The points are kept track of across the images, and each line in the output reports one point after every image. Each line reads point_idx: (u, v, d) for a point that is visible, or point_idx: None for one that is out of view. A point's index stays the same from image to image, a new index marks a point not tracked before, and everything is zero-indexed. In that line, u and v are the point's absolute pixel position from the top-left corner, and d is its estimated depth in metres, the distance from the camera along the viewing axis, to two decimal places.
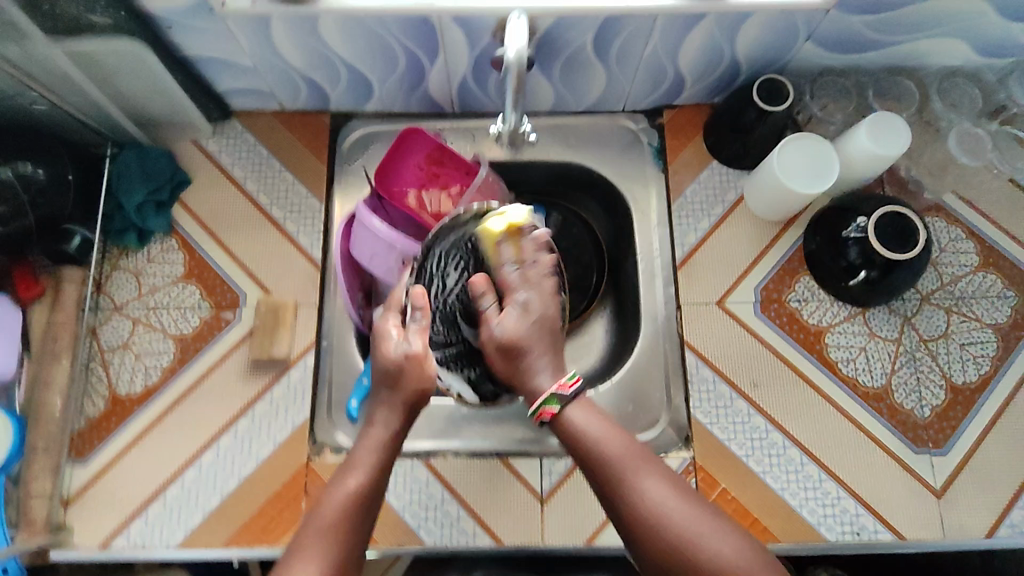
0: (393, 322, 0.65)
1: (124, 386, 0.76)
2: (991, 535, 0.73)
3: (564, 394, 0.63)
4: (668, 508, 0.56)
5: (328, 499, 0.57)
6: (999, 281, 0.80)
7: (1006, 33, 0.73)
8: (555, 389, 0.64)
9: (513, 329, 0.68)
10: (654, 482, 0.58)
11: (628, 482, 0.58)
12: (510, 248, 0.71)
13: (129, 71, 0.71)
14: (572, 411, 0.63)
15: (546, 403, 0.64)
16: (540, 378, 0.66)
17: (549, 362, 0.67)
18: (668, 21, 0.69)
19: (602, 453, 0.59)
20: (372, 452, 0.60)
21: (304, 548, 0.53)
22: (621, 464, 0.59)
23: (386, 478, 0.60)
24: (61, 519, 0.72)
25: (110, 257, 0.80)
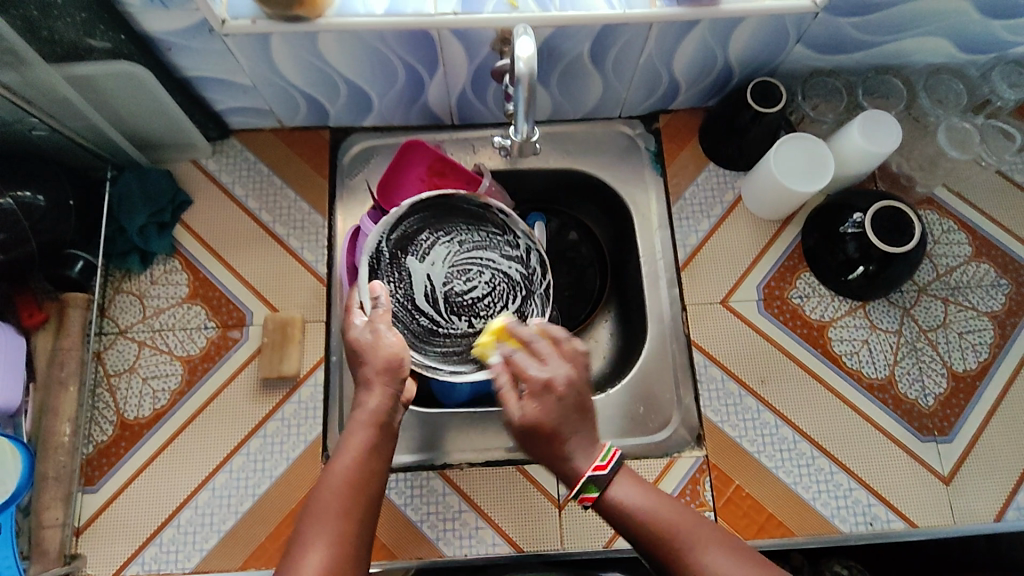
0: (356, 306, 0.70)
1: (132, 411, 0.76)
2: (999, 518, 0.74)
3: (600, 477, 0.58)
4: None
5: (326, 481, 0.56)
6: (992, 270, 0.82)
7: (987, 31, 0.75)
8: (591, 475, 0.58)
9: (534, 412, 0.59)
10: (717, 554, 0.53)
11: (690, 560, 0.53)
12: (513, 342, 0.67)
13: (129, 94, 0.71)
14: (614, 489, 0.58)
15: (583, 491, 0.58)
16: (574, 456, 0.59)
17: (581, 441, 0.60)
18: (663, 28, 0.70)
19: (657, 529, 0.55)
20: (363, 432, 0.59)
21: (309, 535, 0.52)
22: (680, 538, 0.55)
23: (381, 457, 0.59)
24: (74, 548, 0.71)
25: (112, 281, 0.79)
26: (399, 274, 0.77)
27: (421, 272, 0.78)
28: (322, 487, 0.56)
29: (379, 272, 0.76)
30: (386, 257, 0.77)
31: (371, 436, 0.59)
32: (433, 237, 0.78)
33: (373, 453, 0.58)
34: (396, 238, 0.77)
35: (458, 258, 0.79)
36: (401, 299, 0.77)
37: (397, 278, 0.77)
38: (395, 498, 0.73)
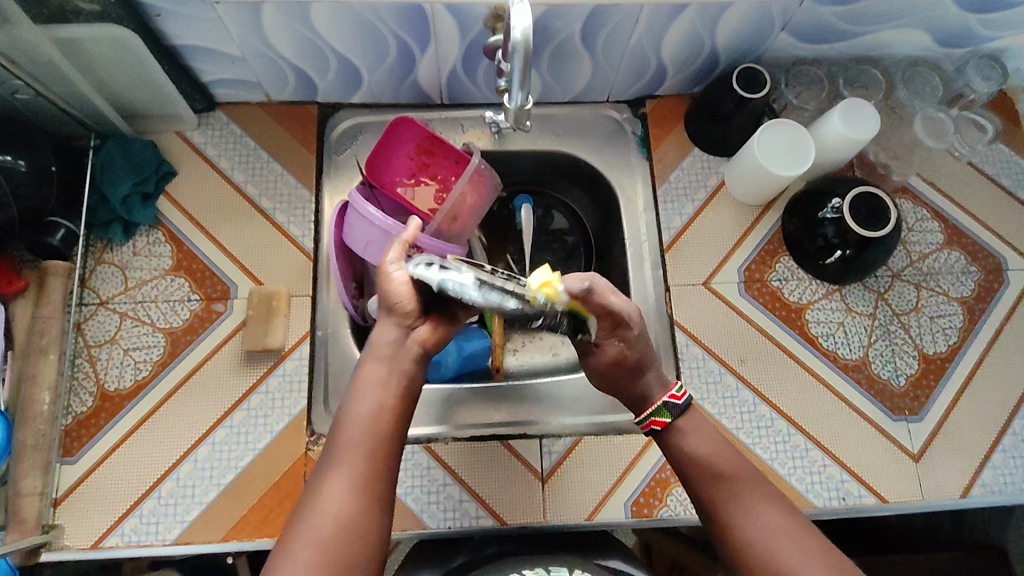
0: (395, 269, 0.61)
1: (113, 382, 0.75)
2: (965, 494, 0.77)
3: (676, 406, 0.62)
4: (780, 544, 0.54)
5: (348, 417, 0.57)
6: (962, 257, 0.85)
7: (963, 24, 0.78)
8: (666, 400, 0.63)
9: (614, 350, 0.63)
10: (766, 508, 0.57)
11: (739, 502, 0.57)
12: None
13: (116, 59, 0.70)
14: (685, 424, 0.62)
15: (655, 415, 0.63)
16: (643, 388, 0.64)
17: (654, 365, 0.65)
18: (653, 11, 0.71)
19: (720, 469, 0.59)
20: (375, 363, 0.59)
21: (329, 469, 0.54)
22: (739, 481, 0.59)
23: (397, 386, 0.59)
24: (52, 518, 0.70)
25: (93, 252, 0.78)
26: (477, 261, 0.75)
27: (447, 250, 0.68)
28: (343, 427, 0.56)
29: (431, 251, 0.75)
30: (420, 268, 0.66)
31: (383, 370, 0.59)
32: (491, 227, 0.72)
33: (386, 383, 0.58)
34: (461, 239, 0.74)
35: None
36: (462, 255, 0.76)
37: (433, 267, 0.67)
38: None
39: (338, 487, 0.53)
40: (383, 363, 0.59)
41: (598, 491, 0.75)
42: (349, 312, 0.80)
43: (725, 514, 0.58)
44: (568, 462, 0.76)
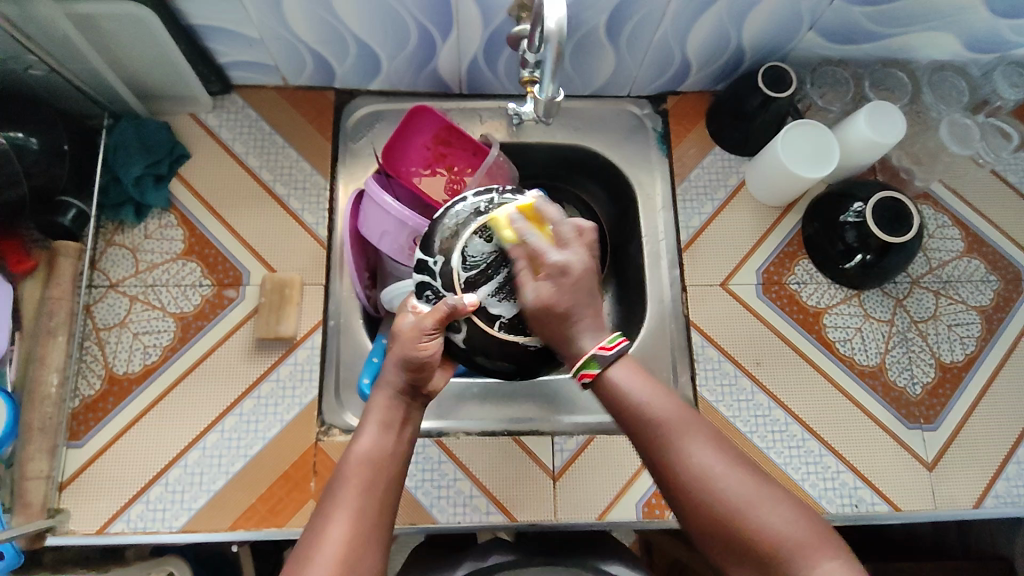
0: (423, 337, 0.59)
1: (122, 366, 0.74)
2: (978, 505, 0.77)
3: (604, 356, 0.59)
4: (723, 483, 0.52)
5: (350, 456, 0.56)
6: (982, 265, 0.84)
7: (993, 30, 0.77)
8: (594, 351, 0.59)
9: (545, 295, 0.60)
10: (701, 447, 0.54)
11: (675, 446, 0.54)
12: (535, 228, 0.63)
13: (133, 38, 0.69)
14: (614, 373, 0.59)
15: (585, 367, 0.59)
16: (576, 333, 0.60)
17: (591, 322, 0.60)
18: (681, 6, 0.70)
19: (650, 416, 0.56)
20: (377, 412, 0.59)
21: (335, 503, 0.52)
22: (671, 428, 0.55)
23: (400, 432, 0.59)
24: (57, 502, 0.69)
25: (104, 233, 0.77)
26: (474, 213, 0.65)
27: (452, 215, 0.66)
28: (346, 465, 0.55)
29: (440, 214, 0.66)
30: (432, 283, 0.64)
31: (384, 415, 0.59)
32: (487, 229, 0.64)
33: (392, 431, 0.58)
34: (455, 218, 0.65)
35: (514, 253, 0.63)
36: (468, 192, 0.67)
37: (441, 263, 0.64)
38: None
39: (346, 524, 0.51)
40: (392, 410, 0.59)
41: (609, 491, 0.74)
42: (361, 301, 0.80)
43: (664, 466, 0.55)
44: (580, 461, 0.75)
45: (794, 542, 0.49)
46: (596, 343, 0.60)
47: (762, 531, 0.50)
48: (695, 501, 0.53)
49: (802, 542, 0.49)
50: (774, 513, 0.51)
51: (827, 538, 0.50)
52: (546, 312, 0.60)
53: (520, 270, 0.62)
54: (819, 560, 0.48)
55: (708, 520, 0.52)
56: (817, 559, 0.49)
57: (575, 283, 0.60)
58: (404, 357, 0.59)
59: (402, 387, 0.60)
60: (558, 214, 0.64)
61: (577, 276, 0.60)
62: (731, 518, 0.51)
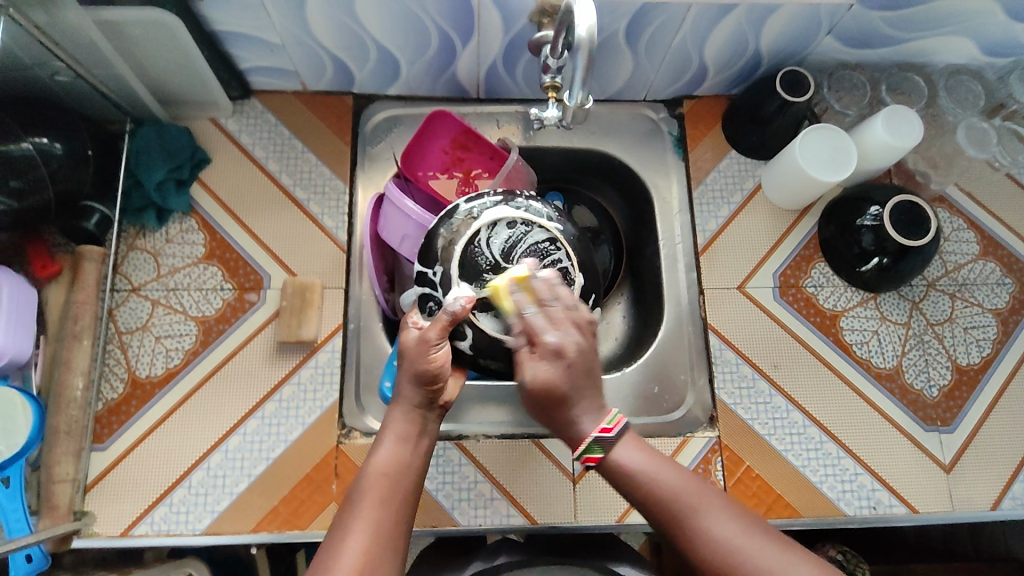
0: (433, 351, 0.59)
1: (144, 369, 0.74)
2: (995, 507, 0.77)
3: (605, 439, 0.57)
4: (744, 554, 0.49)
5: (369, 468, 0.57)
6: (997, 268, 0.85)
7: (1010, 34, 0.77)
8: (594, 436, 0.57)
9: (542, 374, 0.57)
10: (718, 517, 0.52)
11: (690, 523, 0.52)
12: (524, 293, 0.60)
13: (158, 44, 0.69)
14: (621, 452, 0.57)
15: (587, 452, 0.57)
16: (580, 414, 0.58)
17: (590, 404, 0.58)
18: (701, 11, 0.70)
19: (659, 496, 0.54)
20: (395, 424, 0.59)
21: (355, 513, 0.53)
22: (683, 501, 0.53)
23: (417, 446, 0.59)
24: (82, 505, 0.70)
25: (126, 238, 0.78)
26: (470, 220, 0.65)
27: (447, 224, 0.66)
28: (364, 477, 0.56)
29: (439, 221, 0.67)
30: (435, 295, 0.64)
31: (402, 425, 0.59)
32: (486, 233, 0.65)
33: (409, 443, 0.59)
34: (452, 227, 0.66)
35: (514, 256, 0.64)
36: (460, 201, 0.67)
37: (440, 275, 0.64)
38: None
39: (366, 530, 0.51)
40: (408, 423, 0.60)
41: None
42: (381, 306, 0.80)
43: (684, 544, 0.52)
44: None
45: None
46: (597, 425, 0.57)
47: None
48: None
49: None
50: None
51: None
52: (539, 396, 0.58)
53: (521, 348, 0.60)
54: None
55: None
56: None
57: (569, 370, 0.57)
58: (417, 371, 0.59)
59: (421, 400, 0.60)
60: (551, 283, 0.60)
61: (566, 361, 0.57)
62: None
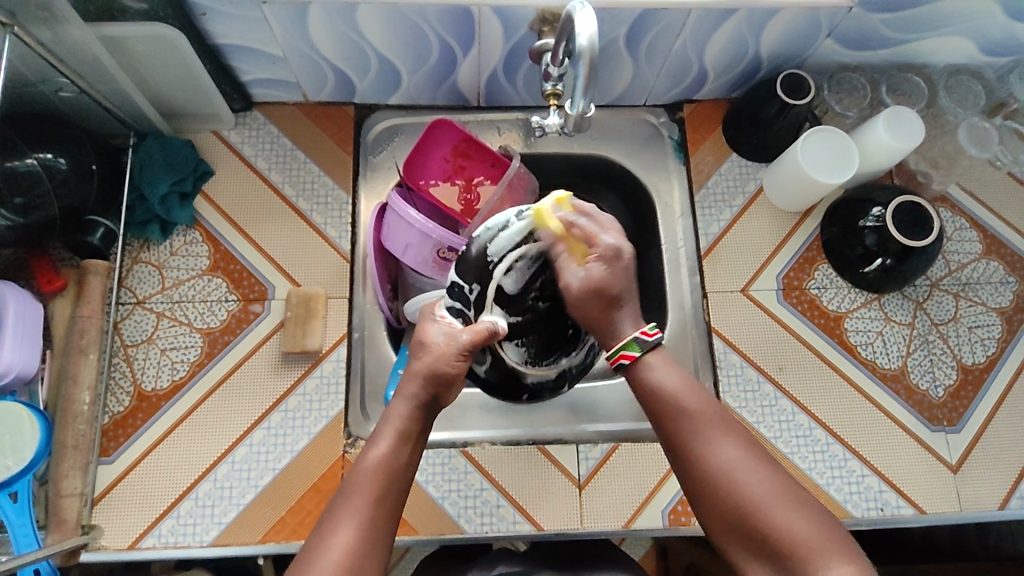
0: (457, 356, 0.59)
1: (150, 382, 0.74)
2: (1003, 506, 0.77)
3: (645, 340, 0.59)
4: (745, 478, 0.52)
5: (361, 464, 0.55)
6: (1001, 267, 0.85)
7: (1010, 33, 0.77)
8: (637, 336, 0.60)
9: (596, 276, 0.61)
10: (728, 443, 0.54)
11: (701, 441, 0.55)
12: (568, 212, 0.62)
13: (161, 59, 0.70)
14: (652, 363, 0.59)
15: (625, 349, 0.60)
16: (620, 317, 0.61)
17: (630, 310, 0.62)
18: (701, 17, 0.71)
19: (680, 409, 0.56)
20: (395, 421, 0.58)
21: (340, 515, 0.52)
22: (698, 421, 0.55)
23: (412, 446, 0.58)
24: (90, 519, 0.70)
25: (130, 251, 0.78)
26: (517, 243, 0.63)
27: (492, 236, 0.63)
28: (354, 475, 0.55)
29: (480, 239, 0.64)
30: (466, 310, 0.64)
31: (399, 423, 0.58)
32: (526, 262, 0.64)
33: (408, 443, 0.57)
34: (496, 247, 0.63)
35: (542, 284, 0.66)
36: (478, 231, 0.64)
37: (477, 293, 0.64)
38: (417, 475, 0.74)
39: (352, 533, 0.51)
40: (408, 421, 0.58)
41: (635, 499, 0.74)
42: (385, 315, 0.80)
43: (687, 458, 0.55)
44: (606, 468, 0.76)
45: (812, 547, 0.48)
46: (638, 329, 0.61)
47: (779, 532, 0.49)
48: (716, 497, 0.53)
49: (821, 547, 0.48)
50: (792, 513, 0.50)
51: (847, 544, 0.49)
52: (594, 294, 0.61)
53: (564, 258, 0.63)
54: (836, 562, 0.47)
55: (728, 513, 0.52)
56: (834, 563, 0.47)
57: (619, 269, 0.61)
58: (433, 369, 0.58)
59: (423, 398, 0.58)
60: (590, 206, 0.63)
61: (617, 267, 0.61)
62: (751, 512, 0.51)
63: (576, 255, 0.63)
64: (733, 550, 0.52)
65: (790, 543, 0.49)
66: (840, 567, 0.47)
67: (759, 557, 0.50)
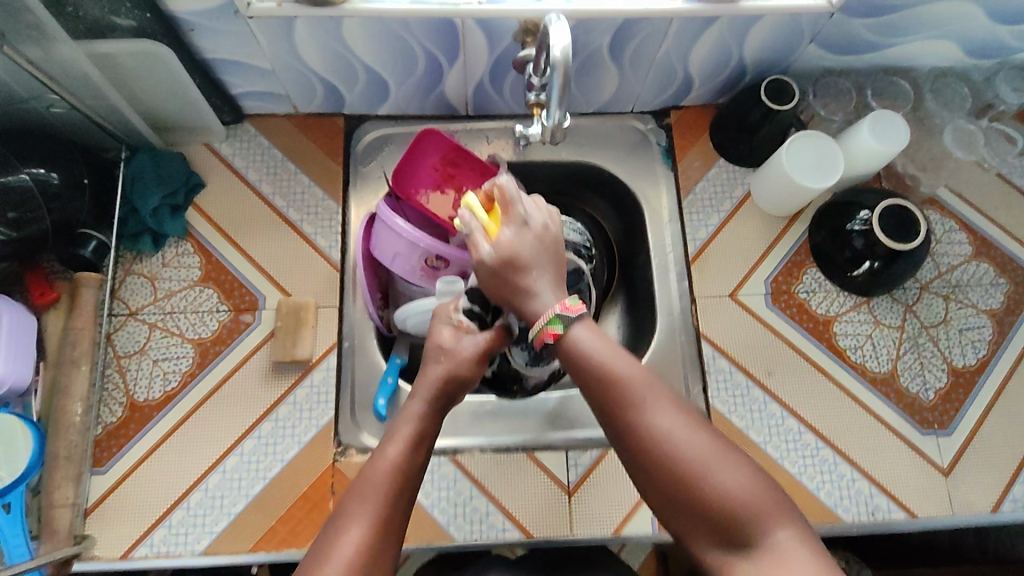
0: (477, 361, 0.62)
1: (142, 393, 0.75)
2: (996, 510, 0.76)
3: (568, 314, 0.57)
4: (679, 444, 0.51)
5: (372, 466, 0.54)
6: (991, 269, 0.84)
7: (994, 36, 0.77)
8: (558, 310, 0.57)
9: (508, 244, 0.61)
10: (660, 410, 0.53)
11: (632, 410, 0.53)
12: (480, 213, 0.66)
13: (150, 74, 0.71)
14: (577, 331, 0.57)
15: (548, 325, 0.58)
16: (540, 290, 0.60)
17: (549, 280, 0.60)
18: (683, 24, 0.71)
19: (608, 379, 0.54)
20: (410, 423, 0.57)
21: (351, 517, 0.51)
22: (630, 387, 0.54)
23: (425, 450, 0.57)
24: (82, 529, 0.70)
25: (122, 263, 0.79)
26: None
27: None
28: (366, 474, 0.54)
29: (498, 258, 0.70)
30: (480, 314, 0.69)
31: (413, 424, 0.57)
32: None
33: (421, 447, 0.56)
34: None
35: None
36: (488, 260, 0.68)
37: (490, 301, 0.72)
38: None
39: (364, 535, 0.50)
40: (421, 425, 0.58)
41: (625, 505, 0.75)
42: (375, 322, 0.81)
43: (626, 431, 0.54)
44: (595, 475, 0.76)
45: (756, 514, 0.49)
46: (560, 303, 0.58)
47: (721, 496, 0.49)
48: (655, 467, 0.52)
49: (766, 513, 0.49)
50: (730, 479, 0.50)
51: (794, 511, 0.50)
52: (502, 266, 0.61)
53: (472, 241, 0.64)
54: (779, 527, 0.48)
55: (668, 482, 0.51)
56: (779, 529, 0.49)
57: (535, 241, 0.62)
58: (453, 375, 0.60)
59: (438, 402, 0.60)
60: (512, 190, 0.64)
61: (523, 237, 0.62)
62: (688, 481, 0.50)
63: (489, 231, 0.64)
64: (678, 524, 0.52)
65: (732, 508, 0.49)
66: (784, 533, 0.48)
67: (705, 528, 0.50)
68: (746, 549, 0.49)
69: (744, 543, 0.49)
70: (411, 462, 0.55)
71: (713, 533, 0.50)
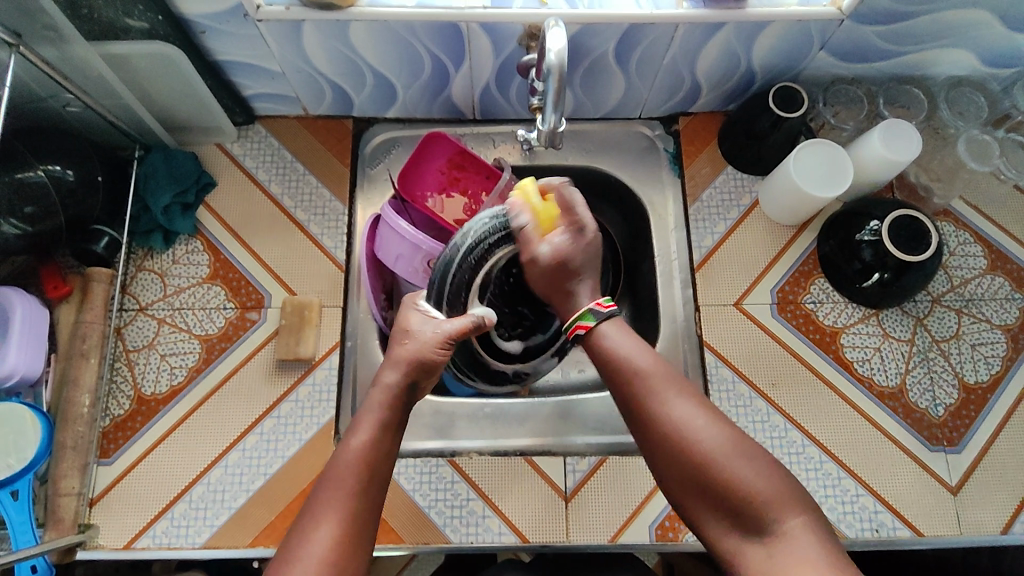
0: (441, 345, 0.60)
1: (149, 386, 0.77)
2: (1005, 531, 0.74)
3: (599, 311, 0.60)
4: (700, 436, 0.52)
5: (338, 456, 0.54)
6: (1006, 283, 0.82)
7: (1011, 44, 0.76)
8: (591, 307, 0.61)
9: (556, 249, 0.64)
10: (681, 402, 0.54)
11: (655, 402, 0.54)
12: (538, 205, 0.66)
13: (162, 74, 0.72)
14: (606, 327, 0.60)
15: (581, 319, 0.60)
16: (578, 295, 0.63)
17: (590, 285, 0.63)
18: (689, 30, 0.71)
19: (632, 370, 0.56)
20: (376, 411, 0.56)
21: (318, 513, 0.50)
22: (651, 381, 0.55)
23: (395, 435, 0.57)
24: (87, 518, 0.72)
25: (134, 259, 0.81)
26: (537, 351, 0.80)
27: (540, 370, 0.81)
28: (332, 464, 0.53)
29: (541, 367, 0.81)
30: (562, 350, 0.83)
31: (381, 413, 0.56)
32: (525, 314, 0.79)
33: (390, 433, 0.56)
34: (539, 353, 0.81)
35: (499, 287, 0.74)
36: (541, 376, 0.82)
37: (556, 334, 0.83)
38: (405, 485, 0.75)
39: (334, 529, 0.50)
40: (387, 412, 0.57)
41: (622, 513, 0.74)
42: (378, 322, 0.82)
43: (643, 422, 0.54)
44: (592, 482, 0.75)
45: (771, 499, 0.49)
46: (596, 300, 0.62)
47: (741, 487, 0.49)
48: (676, 459, 0.52)
49: (779, 498, 0.49)
50: (751, 469, 0.50)
51: (802, 496, 0.50)
52: (554, 270, 0.63)
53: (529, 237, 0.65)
54: (789, 514, 0.48)
55: (689, 473, 0.51)
56: (790, 515, 0.48)
57: (581, 247, 0.64)
58: (420, 358, 0.59)
59: (404, 387, 0.58)
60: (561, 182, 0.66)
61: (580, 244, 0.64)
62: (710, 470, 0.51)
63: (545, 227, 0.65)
64: (700, 514, 0.52)
65: (753, 499, 0.49)
66: (793, 518, 0.48)
67: (727, 520, 0.50)
68: (762, 534, 0.49)
69: (762, 532, 0.49)
70: (380, 447, 0.55)
71: (734, 521, 0.50)
